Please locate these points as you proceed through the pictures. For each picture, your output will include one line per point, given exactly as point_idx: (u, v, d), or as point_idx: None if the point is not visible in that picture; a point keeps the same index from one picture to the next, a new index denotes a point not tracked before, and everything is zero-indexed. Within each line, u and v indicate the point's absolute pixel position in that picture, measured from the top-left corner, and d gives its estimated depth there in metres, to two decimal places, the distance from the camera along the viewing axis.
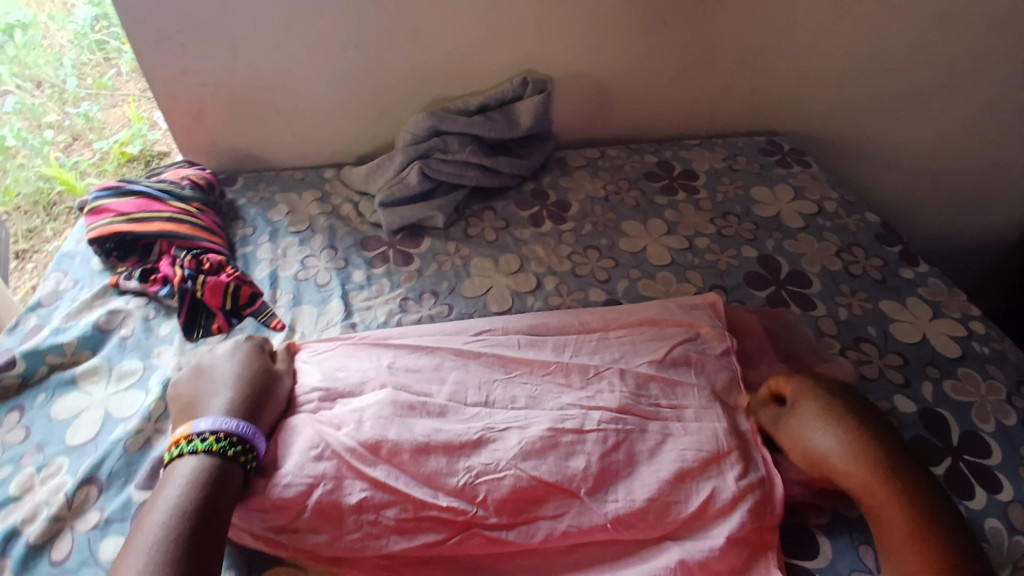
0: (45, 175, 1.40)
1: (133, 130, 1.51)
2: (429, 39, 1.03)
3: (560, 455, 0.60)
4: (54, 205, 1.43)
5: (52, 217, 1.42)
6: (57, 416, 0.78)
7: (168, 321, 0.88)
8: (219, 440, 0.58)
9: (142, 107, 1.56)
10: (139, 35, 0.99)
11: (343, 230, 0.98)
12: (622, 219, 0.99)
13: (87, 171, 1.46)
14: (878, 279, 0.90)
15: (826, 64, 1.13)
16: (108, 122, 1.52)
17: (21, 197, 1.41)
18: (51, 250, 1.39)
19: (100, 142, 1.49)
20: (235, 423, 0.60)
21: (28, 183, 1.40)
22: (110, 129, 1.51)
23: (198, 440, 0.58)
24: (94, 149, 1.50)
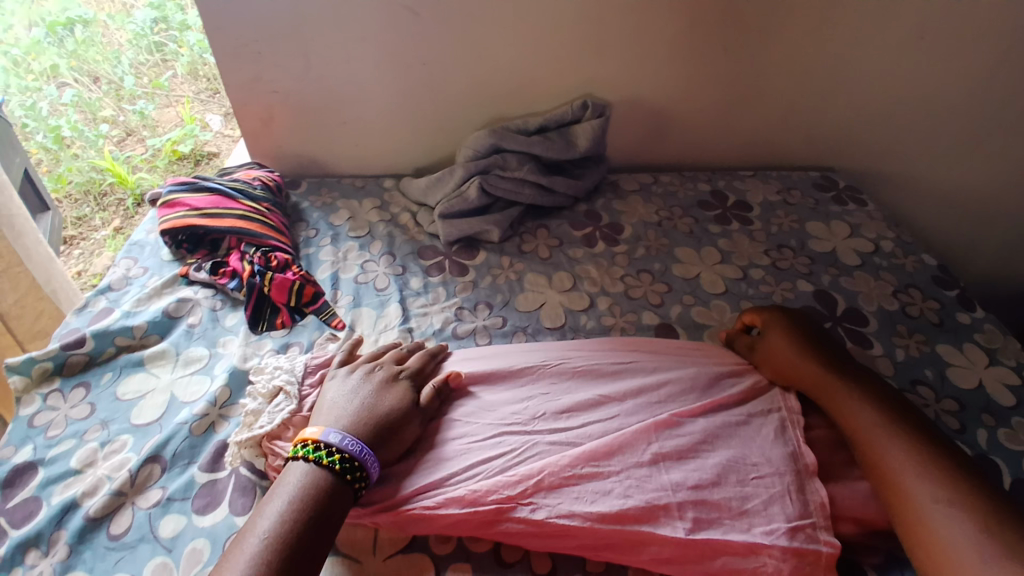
0: (97, 167, 1.47)
1: (185, 130, 1.58)
2: (497, 59, 1.06)
3: (630, 475, 0.60)
4: (104, 195, 1.50)
5: (102, 207, 1.49)
6: (124, 395, 0.81)
7: (234, 314, 0.91)
8: (333, 453, 0.59)
9: (195, 109, 1.65)
10: (224, 43, 1.05)
11: (401, 238, 1.01)
12: (675, 245, 1.00)
13: (138, 165, 1.54)
14: (934, 321, 0.89)
15: (887, 105, 1.13)
16: (161, 122, 1.62)
17: (73, 185, 1.49)
18: (98, 239, 1.46)
19: (152, 139, 1.58)
20: (350, 439, 0.60)
21: (80, 174, 1.48)
22: (162, 126, 1.61)
23: (324, 452, 0.59)
24: (146, 146, 1.57)
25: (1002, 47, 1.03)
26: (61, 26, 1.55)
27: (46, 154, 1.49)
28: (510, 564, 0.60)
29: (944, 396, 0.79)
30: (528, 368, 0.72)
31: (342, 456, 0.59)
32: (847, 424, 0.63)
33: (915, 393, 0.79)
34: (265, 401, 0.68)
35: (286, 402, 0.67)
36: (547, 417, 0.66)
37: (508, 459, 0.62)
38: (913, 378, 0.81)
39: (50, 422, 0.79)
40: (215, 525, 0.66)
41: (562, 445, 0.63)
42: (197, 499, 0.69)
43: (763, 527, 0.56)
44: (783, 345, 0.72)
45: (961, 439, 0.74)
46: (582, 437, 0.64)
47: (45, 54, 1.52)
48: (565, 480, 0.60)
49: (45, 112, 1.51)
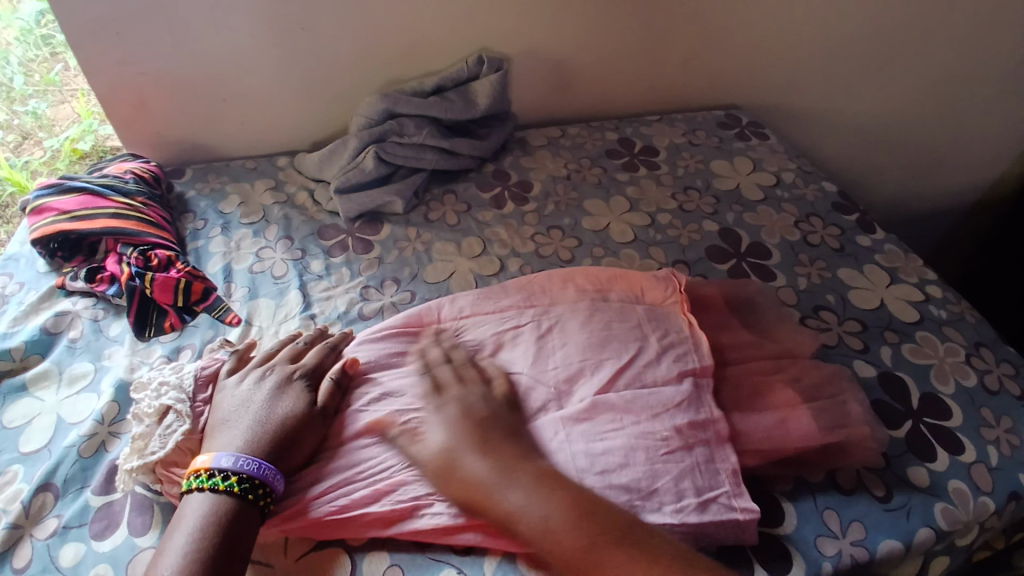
0: None
1: (83, 125, 1.30)
2: (380, 19, 1.00)
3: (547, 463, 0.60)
4: (8, 208, 1.23)
5: (5, 221, 1.21)
6: (11, 422, 0.74)
7: (118, 321, 0.84)
8: (230, 478, 0.56)
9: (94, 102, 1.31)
10: (70, 22, 0.94)
11: (299, 220, 0.95)
12: (585, 197, 0.98)
13: (39, 170, 1.26)
14: (836, 248, 0.91)
15: (780, 38, 1.13)
16: (58, 120, 1.30)
17: None
18: None
19: (50, 140, 1.28)
20: (245, 459, 0.57)
21: None
22: (60, 125, 1.30)
23: (220, 478, 0.56)
24: (46, 147, 1.28)
25: None
26: None
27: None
28: (428, 544, 0.59)
29: (847, 318, 0.82)
30: (434, 350, 0.69)
31: (240, 478, 0.56)
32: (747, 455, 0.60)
33: (819, 318, 0.81)
34: (152, 423, 0.63)
35: (177, 423, 0.62)
36: (459, 403, 0.64)
37: (420, 450, 0.60)
38: (817, 304, 0.83)
39: None
40: (115, 550, 0.61)
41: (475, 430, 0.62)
42: (95, 523, 0.64)
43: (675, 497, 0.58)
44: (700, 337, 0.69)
45: (864, 359, 0.77)
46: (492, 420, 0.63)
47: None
48: None
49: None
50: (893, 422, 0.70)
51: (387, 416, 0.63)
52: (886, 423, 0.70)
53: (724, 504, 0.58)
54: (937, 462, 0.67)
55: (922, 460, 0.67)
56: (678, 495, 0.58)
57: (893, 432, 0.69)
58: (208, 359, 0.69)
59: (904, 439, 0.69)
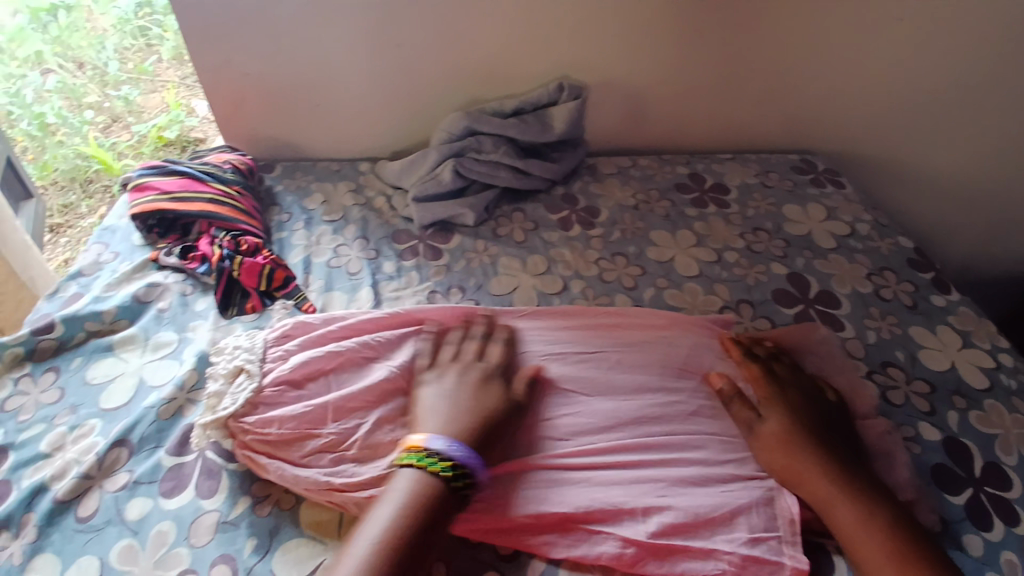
0: (82, 154, 1.47)
1: (171, 116, 1.56)
2: (470, 40, 1.05)
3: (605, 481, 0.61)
4: (91, 183, 1.49)
5: (87, 194, 1.47)
6: (93, 379, 0.80)
7: (204, 298, 0.89)
8: None
9: (180, 93, 1.64)
10: (191, 23, 1.03)
11: (375, 222, 1.00)
12: (651, 228, 0.99)
13: (124, 151, 1.53)
14: (907, 304, 0.89)
15: (863, 88, 1.12)
16: (146, 107, 1.61)
17: (58, 172, 1.47)
18: (84, 226, 1.43)
19: (137, 125, 1.57)
20: None
21: (65, 161, 1.47)
22: (147, 112, 1.60)
23: None
24: (128, 130, 1.57)
25: (973, 28, 1.03)
26: (45, 12, 1.60)
27: (31, 141, 1.48)
28: (473, 544, 0.62)
29: (914, 378, 0.79)
30: (513, 350, 0.72)
31: None
32: (830, 520, 0.59)
33: (885, 374, 0.79)
34: (226, 382, 0.68)
35: (246, 381, 0.67)
36: (527, 407, 0.67)
37: (491, 447, 0.63)
38: (884, 360, 0.81)
39: (21, 406, 0.78)
40: (182, 508, 0.65)
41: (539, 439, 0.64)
42: (163, 483, 0.68)
43: (724, 535, 0.57)
44: (771, 392, 0.68)
45: (930, 421, 0.74)
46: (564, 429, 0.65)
47: (29, 40, 1.56)
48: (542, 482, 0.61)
49: (30, 99, 1.51)
50: (950, 487, 0.68)
51: None
52: (943, 487, 0.68)
53: (773, 549, 0.57)
54: (990, 533, 0.64)
55: (977, 528, 0.65)
56: (731, 533, 0.58)
57: (950, 498, 0.67)
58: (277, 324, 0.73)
59: (960, 505, 0.66)
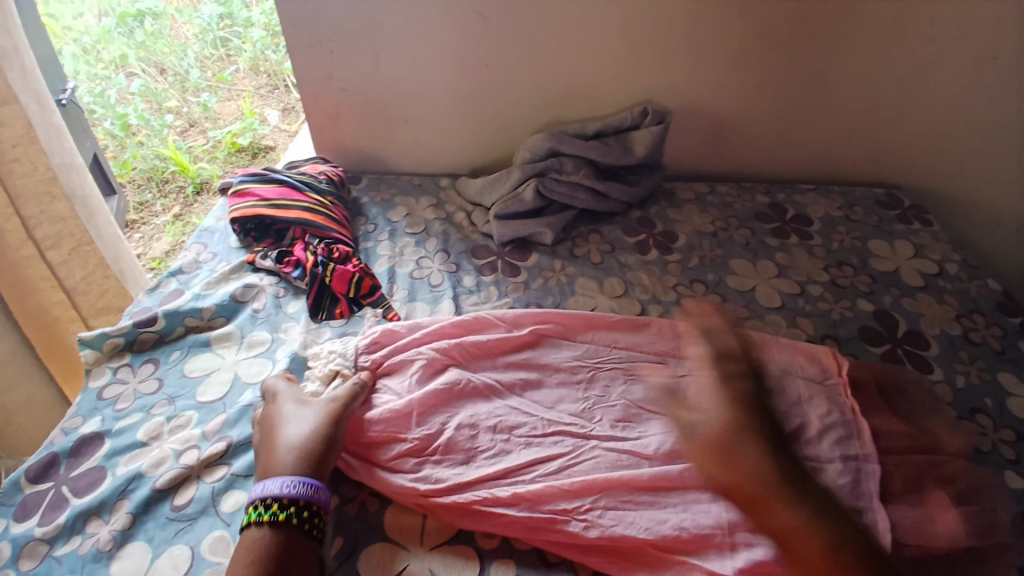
0: (161, 155, 1.59)
1: (245, 123, 1.68)
2: (558, 63, 1.07)
3: (687, 508, 0.60)
4: (166, 182, 1.60)
5: (162, 194, 1.59)
6: (191, 373, 0.86)
7: (296, 301, 0.94)
8: (278, 506, 0.58)
9: (254, 102, 1.79)
10: (298, 41, 1.10)
11: (455, 237, 1.03)
12: (729, 256, 0.98)
13: (199, 155, 1.65)
14: (996, 349, 0.85)
15: (962, 123, 1.08)
16: (222, 114, 1.76)
17: (136, 171, 1.60)
18: (158, 224, 1.53)
19: (213, 130, 1.70)
20: (286, 483, 0.60)
21: (144, 161, 1.59)
22: (223, 119, 1.74)
23: (266, 509, 0.58)
24: (203, 133, 1.71)
25: None
26: (132, 18, 1.74)
27: (113, 139, 1.62)
28: (554, 562, 0.61)
29: (1003, 426, 0.75)
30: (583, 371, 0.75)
31: (291, 503, 0.59)
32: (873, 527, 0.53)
33: (973, 421, 0.75)
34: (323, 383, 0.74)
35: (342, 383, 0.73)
36: (605, 428, 0.69)
37: (567, 463, 0.65)
38: (972, 407, 0.77)
39: (120, 394, 0.84)
40: None
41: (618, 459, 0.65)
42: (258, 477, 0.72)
43: None
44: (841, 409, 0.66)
45: (1016, 470, 0.70)
46: (639, 448, 0.66)
47: (114, 43, 1.71)
48: (621, 503, 0.61)
49: (113, 100, 1.67)
50: None
51: (537, 420, 0.69)
52: None
53: None
54: None
55: None
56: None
57: None
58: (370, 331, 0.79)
59: None
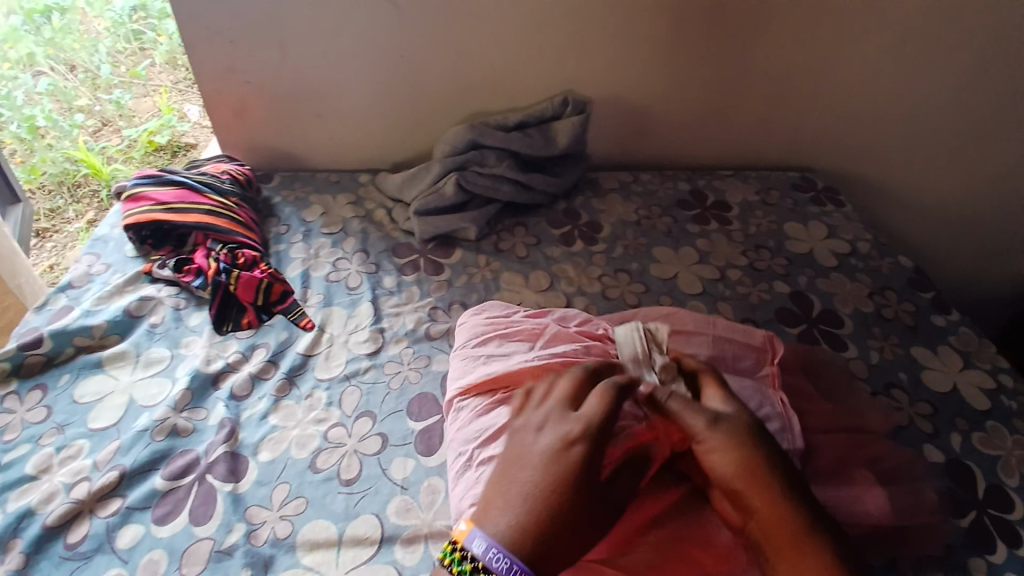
0: (71, 157, 1.43)
1: (163, 120, 1.54)
2: (475, 54, 1.04)
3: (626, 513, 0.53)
4: (78, 187, 1.44)
5: (75, 199, 1.43)
6: (81, 397, 0.78)
7: (199, 312, 0.88)
8: (479, 572, 0.45)
9: (173, 98, 1.62)
10: (194, 31, 1.02)
11: (375, 235, 0.99)
12: (654, 244, 0.99)
13: (113, 156, 1.49)
14: (909, 324, 0.89)
15: (865, 106, 1.13)
16: (138, 111, 1.58)
17: (47, 176, 1.42)
18: (71, 231, 1.39)
19: (129, 129, 1.53)
20: (506, 557, 0.45)
21: (55, 164, 1.43)
22: (139, 117, 1.57)
23: (467, 567, 0.46)
24: (122, 134, 1.54)
25: (970, 55, 1.05)
26: (38, 14, 1.54)
27: (20, 144, 1.43)
28: None
29: (918, 399, 0.79)
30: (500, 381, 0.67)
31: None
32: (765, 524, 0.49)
33: (889, 396, 0.79)
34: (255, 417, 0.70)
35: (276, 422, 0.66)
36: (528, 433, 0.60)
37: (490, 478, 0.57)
38: (888, 382, 0.80)
39: (6, 424, 0.75)
40: (173, 537, 0.63)
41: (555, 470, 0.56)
42: (159, 507, 0.66)
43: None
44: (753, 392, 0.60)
45: (934, 443, 0.74)
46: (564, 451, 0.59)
47: (21, 41, 1.50)
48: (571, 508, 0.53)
49: (20, 101, 1.47)
50: (957, 510, 0.67)
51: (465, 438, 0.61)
52: (950, 510, 0.67)
53: None
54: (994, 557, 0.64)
55: (982, 552, 0.64)
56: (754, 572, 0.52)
57: (956, 520, 0.66)
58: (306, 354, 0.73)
59: (965, 529, 0.66)
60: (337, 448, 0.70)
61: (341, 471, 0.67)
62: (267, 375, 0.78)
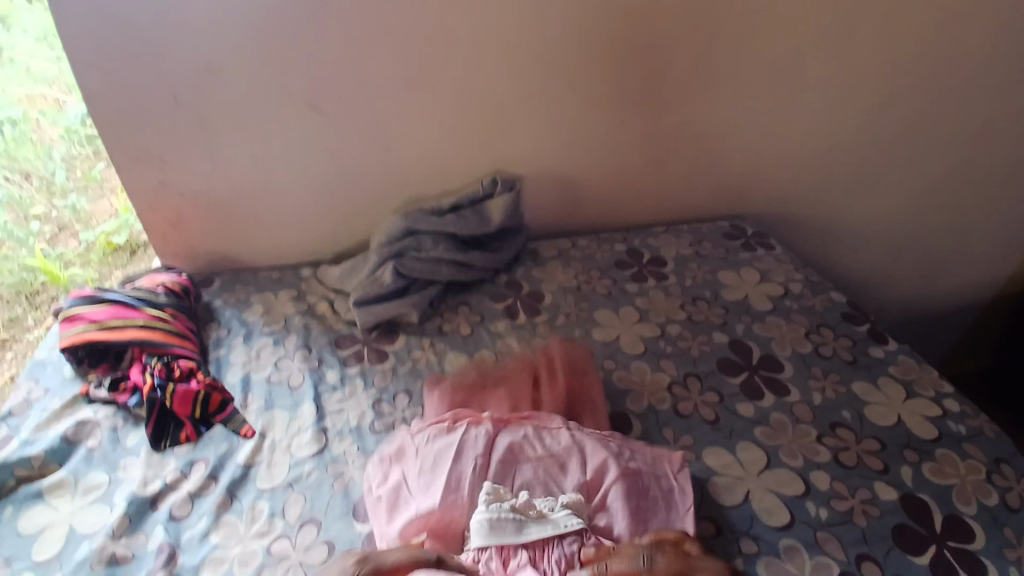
0: (29, 265, 1.20)
1: (120, 220, 1.31)
2: (401, 143, 1.08)
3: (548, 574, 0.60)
4: (37, 295, 1.21)
5: (35, 305, 1.21)
6: (24, 529, 0.72)
7: (136, 432, 0.84)
8: None
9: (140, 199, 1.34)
10: (123, 150, 1.04)
11: (317, 329, 0.99)
12: (595, 309, 1.01)
13: (72, 262, 1.25)
14: (848, 359, 0.91)
15: (778, 155, 1.19)
16: (97, 215, 1.31)
17: (1, 287, 1.19)
18: (33, 338, 1.18)
19: (87, 233, 1.29)
20: None
21: (10, 274, 1.19)
22: (97, 219, 1.31)
23: None
24: (81, 240, 1.28)
25: (861, 99, 1.13)
26: None
27: None
28: None
29: (864, 436, 0.79)
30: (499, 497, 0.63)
31: None
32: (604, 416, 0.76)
33: (834, 436, 0.79)
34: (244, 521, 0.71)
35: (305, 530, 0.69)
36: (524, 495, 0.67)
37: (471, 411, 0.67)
38: (832, 421, 0.81)
39: None
40: None
41: (487, 447, 0.70)
42: None
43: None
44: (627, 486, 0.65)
45: (884, 480, 0.74)
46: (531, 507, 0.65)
47: None
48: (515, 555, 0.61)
49: None
50: (915, 548, 0.67)
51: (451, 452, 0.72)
52: (908, 549, 0.67)
53: None
54: None
55: None
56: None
57: (915, 559, 0.66)
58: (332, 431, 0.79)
59: (927, 566, 0.65)
60: (282, 563, 0.66)
61: None
62: (206, 492, 0.75)
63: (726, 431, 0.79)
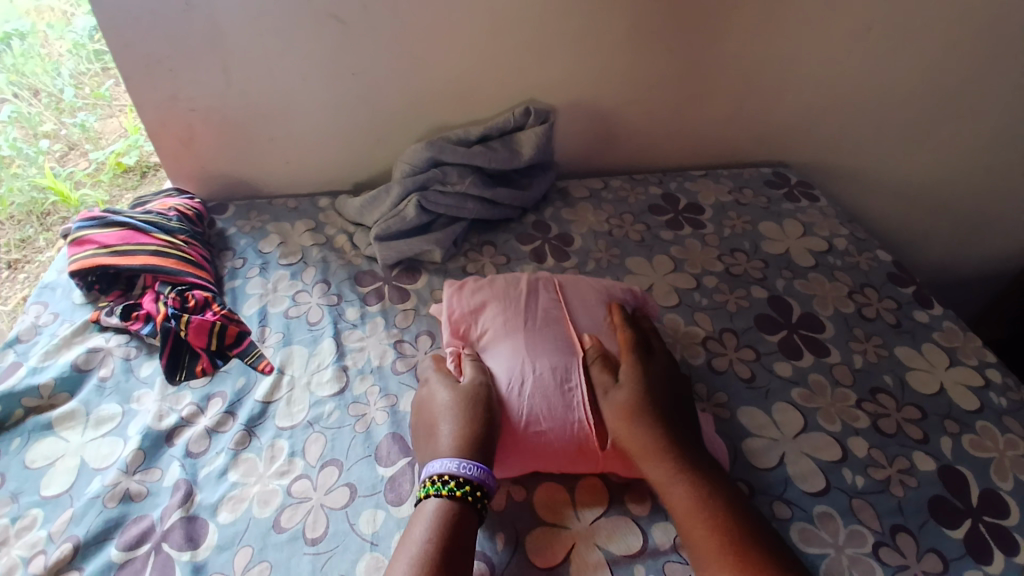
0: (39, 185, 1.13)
1: (129, 140, 1.25)
2: (429, 65, 1.00)
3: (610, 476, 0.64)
4: (48, 215, 1.16)
5: (48, 227, 1.15)
6: (33, 462, 0.71)
7: (150, 362, 0.82)
8: (448, 482, 0.59)
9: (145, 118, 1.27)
10: (132, 60, 0.96)
11: (337, 263, 0.95)
12: (626, 256, 0.96)
13: (82, 181, 1.20)
14: (892, 323, 0.86)
15: (832, 97, 1.10)
16: (105, 133, 1.25)
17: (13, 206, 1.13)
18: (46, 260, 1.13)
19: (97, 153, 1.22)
20: (461, 463, 0.60)
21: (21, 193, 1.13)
22: (106, 139, 1.25)
23: (438, 483, 0.59)
24: (91, 160, 1.22)
25: (936, 39, 1.02)
26: None
27: None
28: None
29: (905, 404, 0.76)
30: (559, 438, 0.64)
31: (458, 481, 0.59)
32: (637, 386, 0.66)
33: (875, 402, 0.76)
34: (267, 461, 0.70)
35: (330, 471, 0.68)
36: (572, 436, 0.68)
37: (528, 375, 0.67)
38: (873, 386, 0.78)
39: None
40: None
41: None
42: None
43: None
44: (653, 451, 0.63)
45: (923, 451, 0.71)
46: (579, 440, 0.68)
47: None
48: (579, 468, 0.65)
49: None
50: (948, 521, 0.65)
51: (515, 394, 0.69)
52: (942, 521, 0.65)
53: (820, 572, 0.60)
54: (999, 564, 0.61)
55: (978, 563, 0.61)
56: None
57: (949, 532, 0.64)
58: (365, 383, 0.77)
59: (960, 540, 0.63)
60: (302, 503, 0.65)
61: (307, 528, 0.63)
62: (225, 428, 0.73)
63: (762, 391, 0.76)
